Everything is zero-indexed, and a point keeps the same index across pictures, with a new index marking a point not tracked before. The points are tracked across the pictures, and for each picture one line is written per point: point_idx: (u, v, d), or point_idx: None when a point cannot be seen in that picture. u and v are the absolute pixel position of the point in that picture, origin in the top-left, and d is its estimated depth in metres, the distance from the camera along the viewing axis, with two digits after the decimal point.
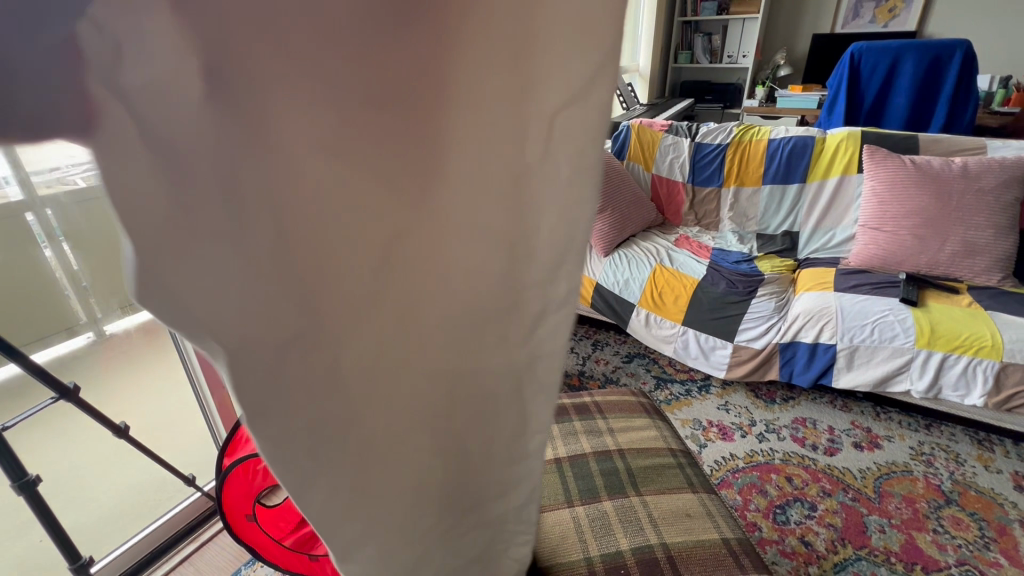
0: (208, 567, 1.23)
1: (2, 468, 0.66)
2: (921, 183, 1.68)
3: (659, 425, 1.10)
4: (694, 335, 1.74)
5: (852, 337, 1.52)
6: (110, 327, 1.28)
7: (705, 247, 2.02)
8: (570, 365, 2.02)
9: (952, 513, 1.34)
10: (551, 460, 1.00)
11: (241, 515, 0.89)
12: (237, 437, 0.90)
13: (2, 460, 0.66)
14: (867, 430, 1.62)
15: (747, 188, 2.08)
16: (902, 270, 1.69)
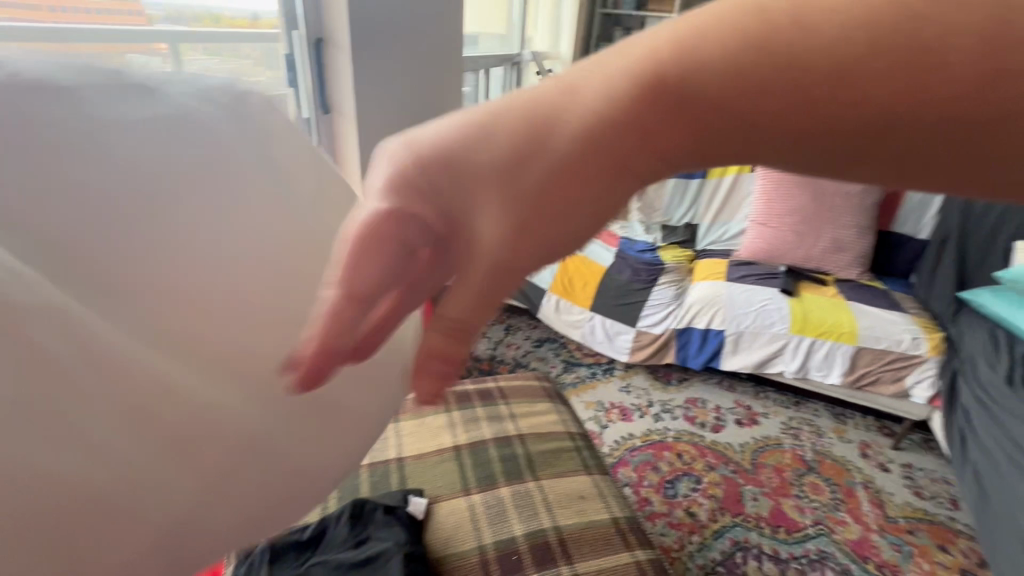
0: None
1: None
2: (800, 185, 1.86)
3: (560, 410, 1.12)
4: (599, 320, 1.80)
5: (738, 323, 1.65)
6: None
7: (614, 235, 2.07)
8: (481, 350, 2.02)
9: (813, 480, 1.51)
10: (450, 447, 0.98)
11: None
12: None
13: None
14: (748, 408, 1.77)
15: (654, 180, 2.17)
16: (782, 263, 1.86)
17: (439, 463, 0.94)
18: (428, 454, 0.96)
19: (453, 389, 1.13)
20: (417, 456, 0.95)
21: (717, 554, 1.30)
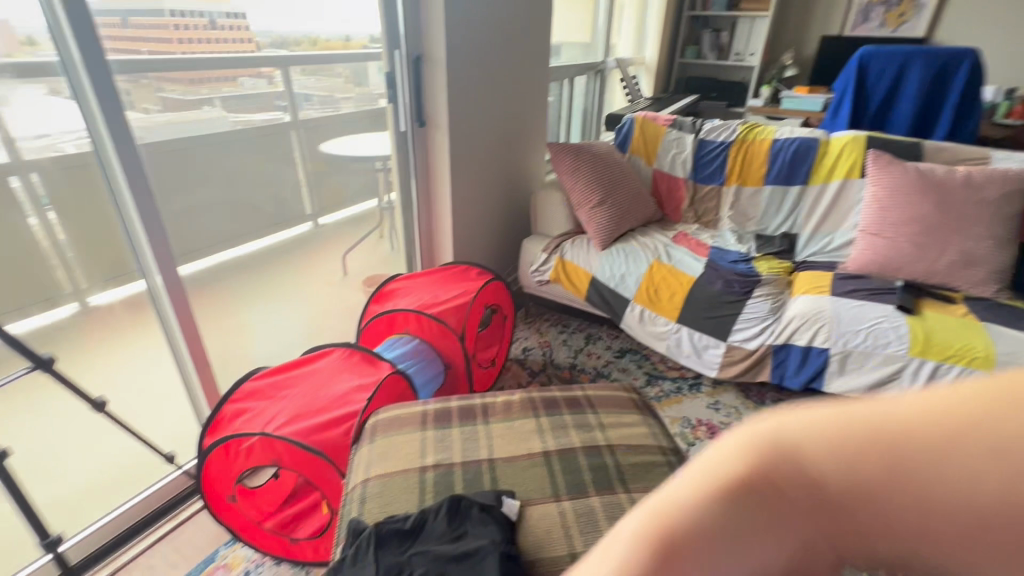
0: (184, 547, 1.24)
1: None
2: (922, 191, 1.67)
3: (649, 422, 1.09)
4: (687, 333, 1.74)
5: (846, 342, 1.51)
6: (93, 299, 1.53)
7: (703, 244, 1.99)
8: (562, 357, 2.02)
9: None
10: (539, 452, 0.99)
11: (221, 496, 1.14)
12: (220, 416, 1.15)
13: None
14: None
15: (748, 187, 2.07)
16: (899, 277, 1.68)
17: (530, 467, 0.95)
18: (518, 457, 0.98)
19: (541, 395, 1.14)
20: (508, 458, 0.98)
21: None
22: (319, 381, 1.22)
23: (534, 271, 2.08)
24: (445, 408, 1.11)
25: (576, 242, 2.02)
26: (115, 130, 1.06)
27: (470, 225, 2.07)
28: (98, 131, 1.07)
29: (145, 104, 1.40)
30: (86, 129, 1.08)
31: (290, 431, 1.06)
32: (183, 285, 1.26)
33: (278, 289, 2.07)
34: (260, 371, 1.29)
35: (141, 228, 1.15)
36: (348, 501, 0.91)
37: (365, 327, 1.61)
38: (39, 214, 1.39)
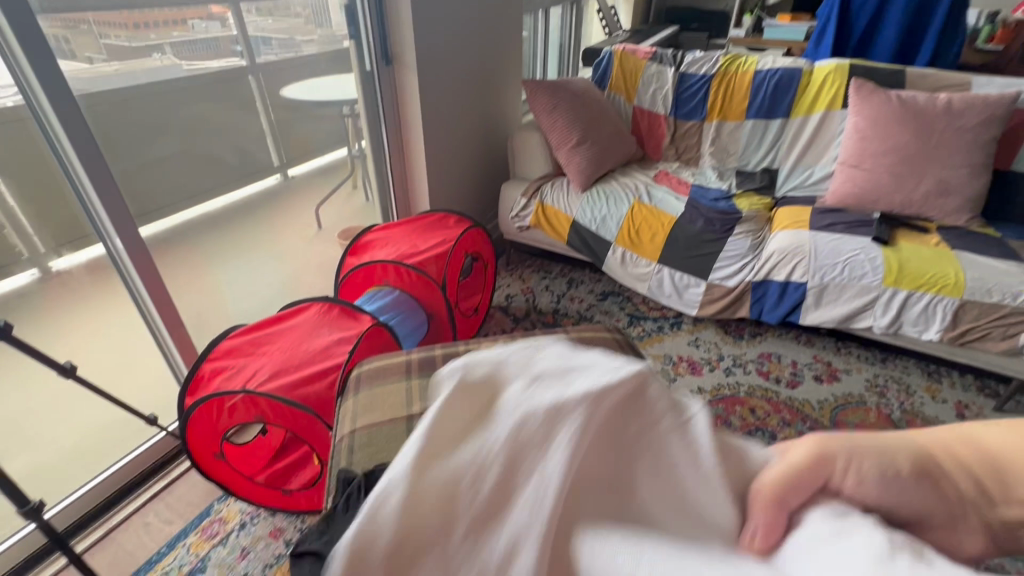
0: (178, 504, 1.25)
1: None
2: (903, 120, 1.65)
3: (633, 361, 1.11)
4: (668, 273, 1.75)
5: (823, 275, 1.54)
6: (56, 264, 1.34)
7: (684, 183, 1.96)
8: (545, 303, 2.02)
9: None
10: None
11: (208, 454, 1.13)
12: (199, 376, 1.13)
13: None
14: (828, 363, 1.69)
15: (730, 122, 2.02)
16: (876, 209, 1.69)
17: None
18: None
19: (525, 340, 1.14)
20: None
21: None
22: (298, 337, 1.20)
23: (514, 217, 2.03)
24: (429, 356, 1.10)
25: (555, 185, 1.97)
26: (44, 75, 0.96)
27: (446, 172, 2.00)
28: (25, 78, 0.97)
29: (87, 55, 1.28)
30: (10, 73, 0.97)
31: (271, 388, 1.04)
32: (144, 245, 1.19)
33: (249, 246, 1.99)
34: (236, 328, 1.26)
35: (90, 185, 1.07)
36: (336, 452, 0.91)
37: (343, 281, 1.57)
38: None
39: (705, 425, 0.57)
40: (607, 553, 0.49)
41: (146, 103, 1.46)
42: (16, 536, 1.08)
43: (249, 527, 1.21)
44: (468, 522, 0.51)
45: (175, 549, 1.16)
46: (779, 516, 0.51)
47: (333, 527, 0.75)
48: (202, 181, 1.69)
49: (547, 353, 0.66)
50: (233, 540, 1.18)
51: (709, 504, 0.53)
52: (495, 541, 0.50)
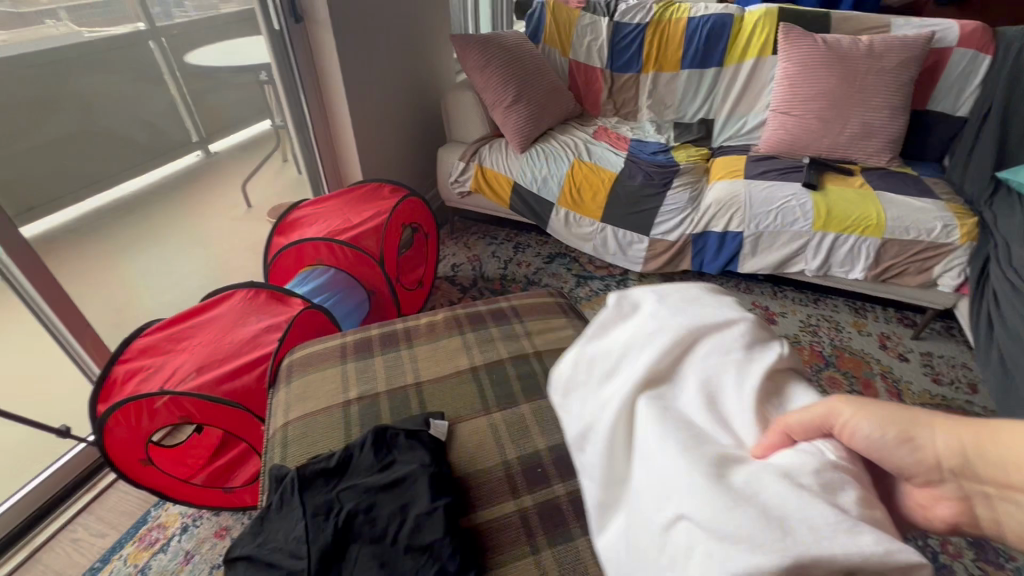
0: (111, 515, 1.18)
1: None
2: (829, 64, 1.67)
3: (576, 323, 1.10)
4: (612, 231, 1.74)
5: (758, 224, 1.57)
6: None
7: (624, 138, 1.93)
8: (492, 270, 1.98)
9: (831, 374, 1.51)
10: (467, 368, 0.97)
11: (133, 461, 1.05)
12: (110, 380, 1.02)
13: None
14: (766, 308, 1.76)
15: (666, 73, 1.99)
16: (806, 155, 1.73)
17: (458, 383, 0.94)
18: (445, 377, 0.96)
19: (465, 311, 1.11)
20: (435, 378, 0.95)
21: None
22: (222, 328, 1.11)
23: (453, 183, 1.95)
24: (365, 337, 1.05)
25: (493, 146, 1.89)
26: None
27: (377, 140, 1.88)
28: None
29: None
30: None
31: (194, 387, 0.97)
32: (29, 244, 1.05)
33: (165, 232, 1.83)
34: (151, 324, 1.14)
35: None
36: (269, 448, 0.86)
37: (271, 263, 1.46)
38: None
39: (763, 377, 0.50)
40: (656, 415, 0.49)
41: (28, 76, 1.27)
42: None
43: (191, 529, 1.15)
44: (601, 368, 0.56)
45: (111, 562, 1.09)
46: (778, 433, 0.45)
47: (268, 528, 0.71)
48: (99, 164, 1.52)
49: (693, 289, 0.63)
50: (175, 545, 1.12)
51: (740, 422, 0.48)
52: (608, 387, 0.54)
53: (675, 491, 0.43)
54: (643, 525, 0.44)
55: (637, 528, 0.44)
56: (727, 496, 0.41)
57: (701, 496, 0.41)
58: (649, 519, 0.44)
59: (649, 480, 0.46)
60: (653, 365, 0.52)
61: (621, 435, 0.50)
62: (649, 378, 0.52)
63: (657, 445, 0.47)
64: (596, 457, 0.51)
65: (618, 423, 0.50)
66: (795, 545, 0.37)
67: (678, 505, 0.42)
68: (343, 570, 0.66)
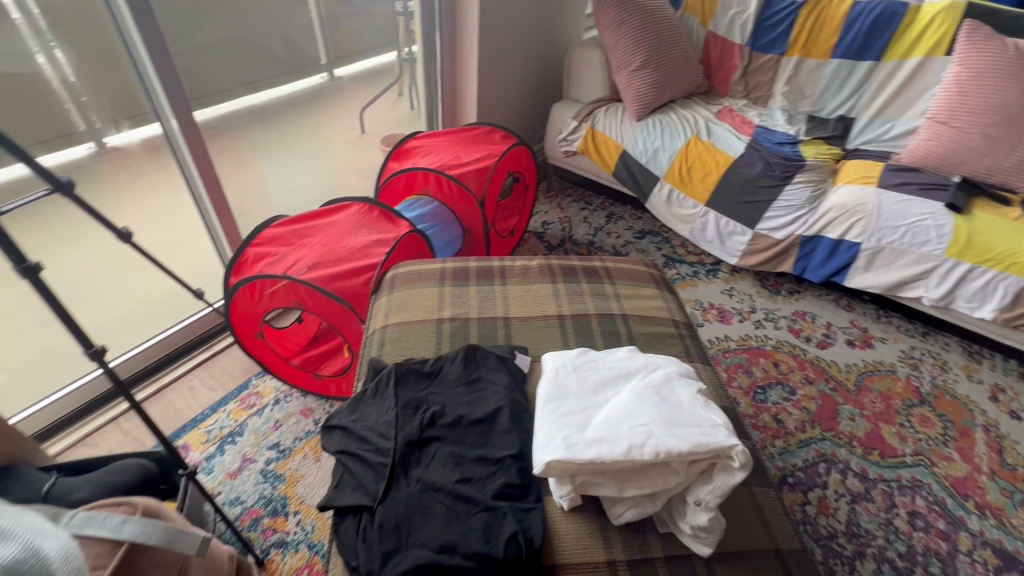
0: (221, 372, 1.36)
1: (74, 334, 0.73)
2: (1013, 75, 1.47)
3: (666, 297, 1.10)
4: (714, 217, 1.69)
5: (881, 238, 1.45)
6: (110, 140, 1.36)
7: (749, 122, 1.78)
8: (581, 234, 1.99)
9: (922, 413, 1.40)
10: (554, 315, 1.00)
11: (249, 333, 1.20)
12: (242, 259, 1.16)
13: (71, 326, 0.73)
14: (864, 329, 1.65)
15: (811, 61, 1.83)
16: (956, 173, 1.55)
17: (543, 327, 0.98)
18: (533, 318, 1.00)
19: (560, 262, 1.14)
20: (523, 318, 0.99)
21: (799, 460, 1.28)
22: (337, 233, 1.21)
23: (561, 140, 1.94)
24: (463, 267, 1.11)
25: (610, 110, 1.85)
26: None
27: (497, 85, 1.90)
28: None
29: None
30: None
31: (311, 278, 1.08)
32: (199, 126, 1.19)
33: (291, 140, 1.99)
34: (279, 218, 1.27)
35: (152, 65, 1.06)
36: (368, 344, 0.96)
37: (384, 184, 1.56)
38: (46, 51, 1.15)
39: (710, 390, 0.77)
40: (638, 391, 0.75)
41: None
42: (86, 378, 1.23)
43: (282, 403, 1.31)
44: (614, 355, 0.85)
45: (218, 412, 1.27)
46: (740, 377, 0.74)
47: (363, 408, 0.81)
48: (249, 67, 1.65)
49: None
50: (268, 412, 1.28)
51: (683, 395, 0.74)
52: (614, 365, 0.83)
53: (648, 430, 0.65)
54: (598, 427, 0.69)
55: (619, 422, 0.68)
56: (681, 431, 0.65)
57: (658, 409, 0.70)
58: (618, 429, 0.67)
59: (628, 407, 0.71)
60: (652, 377, 0.78)
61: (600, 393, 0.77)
62: (643, 377, 0.79)
63: (637, 405, 0.71)
64: (575, 381, 0.80)
65: (603, 389, 0.78)
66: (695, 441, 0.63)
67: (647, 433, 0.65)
68: (422, 459, 0.74)
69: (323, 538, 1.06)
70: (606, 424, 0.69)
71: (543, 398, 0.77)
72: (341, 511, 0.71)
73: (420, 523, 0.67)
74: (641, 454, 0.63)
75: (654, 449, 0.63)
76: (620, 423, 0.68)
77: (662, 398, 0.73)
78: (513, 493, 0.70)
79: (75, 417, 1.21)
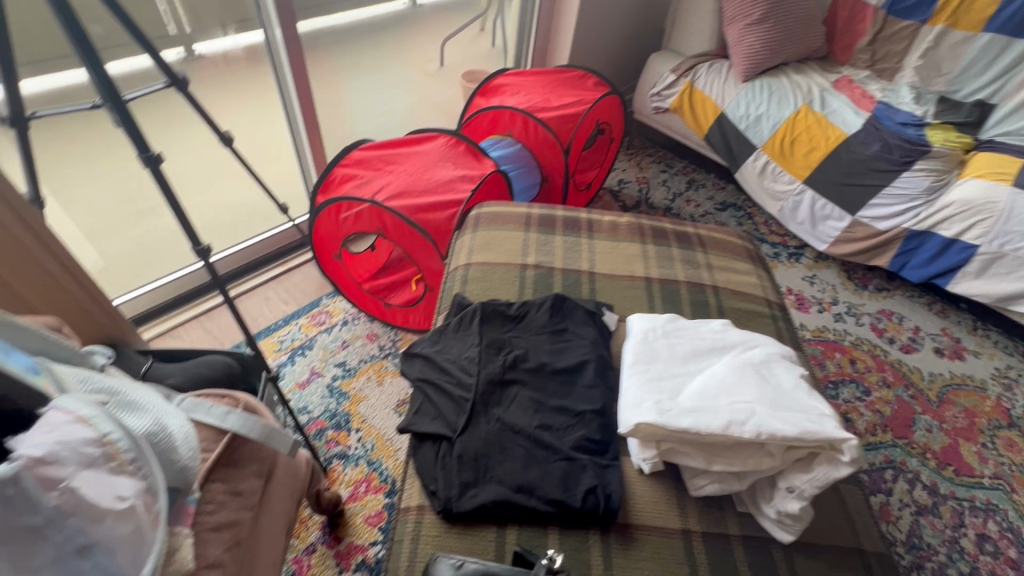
0: (294, 288, 1.41)
1: (184, 231, 0.75)
2: None
3: (760, 274, 1.03)
4: (811, 197, 1.57)
5: (1004, 243, 1.29)
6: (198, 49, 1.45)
7: (870, 97, 1.60)
8: (658, 198, 1.89)
9: (1009, 436, 1.30)
10: (641, 277, 0.96)
11: (328, 252, 1.22)
12: (330, 179, 1.16)
13: (182, 222, 0.74)
14: (956, 340, 1.52)
15: (957, 32, 1.59)
16: None
17: (629, 287, 0.94)
18: (620, 276, 0.96)
19: (651, 223, 1.08)
20: (608, 275, 0.95)
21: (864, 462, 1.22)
22: (423, 164, 1.18)
23: (654, 94, 1.82)
24: (550, 215, 1.07)
25: (714, 67, 1.71)
26: None
27: (595, 27, 1.78)
28: None
29: None
30: None
31: (396, 206, 1.07)
32: (300, 37, 1.16)
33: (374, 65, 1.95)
34: (366, 141, 1.25)
35: None
36: (450, 279, 0.95)
37: (468, 119, 1.51)
38: None
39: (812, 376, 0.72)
40: (736, 367, 0.71)
41: None
42: (174, 276, 1.30)
43: (350, 325, 1.34)
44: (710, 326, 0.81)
45: (290, 324, 1.32)
46: None
47: (445, 340, 0.81)
48: None
49: None
50: (336, 332, 1.32)
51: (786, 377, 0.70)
52: (710, 335, 0.79)
53: (749, 408, 0.62)
54: (693, 397, 0.66)
55: (717, 396, 0.65)
56: (783, 414, 0.61)
57: (760, 390, 0.66)
58: (716, 403, 0.64)
59: (725, 381, 0.68)
60: (751, 355, 0.74)
61: (692, 362, 0.74)
62: (741, 353, 0.75)
63: (735, 381, 0.68)
64: (667, 346, 0.77)
65: (697, 359, 0.75)
66: (802, 425, 0.60)
67: (749, 411, 0.62)
68: (502, 400, 0.74)
69: (381, 457, 1.11)
70: (702, 395, 0.66)
71: (631, 359, 0.75)
72: (420, 436, 0.72)
73: (499, 461, 0.67)
74: (740, 432, 0.60)
75: (755, 429, 0.60)
76: (719, 397, 0.65)
77: (763, 378, 0.69)
78: (592, 447, 0.69)
79: (163, 310, 1.29)
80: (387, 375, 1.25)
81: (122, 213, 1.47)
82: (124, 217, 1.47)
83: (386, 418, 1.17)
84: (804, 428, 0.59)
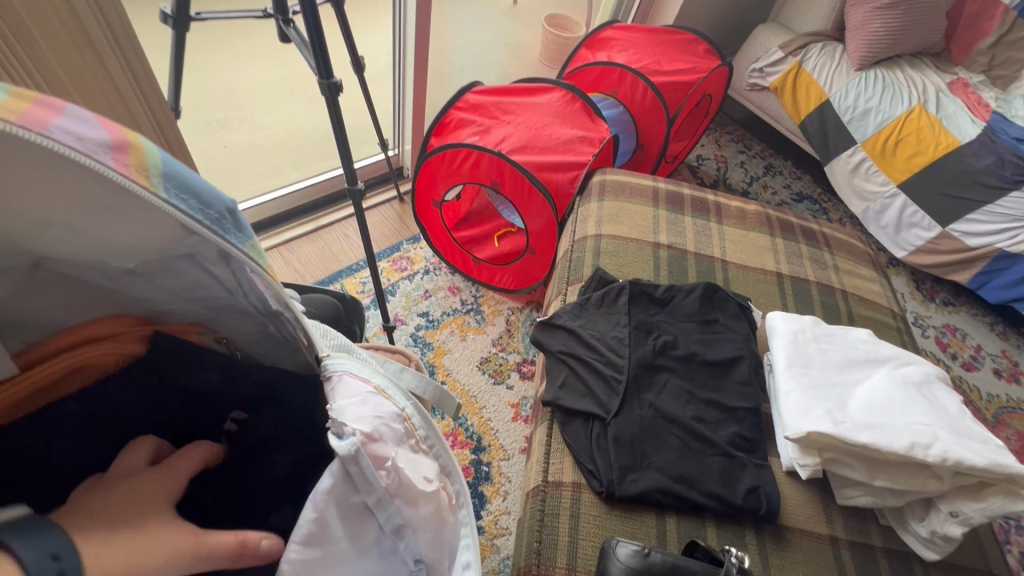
0: (374, 228, 1.35)
1: (344, 169, 0.70)
2: None
3: (883, 283, 1.01)
4: (903, 202, 1.53)
5: None
6: None
7: (985, 105, 1.53)
8: (735, 179, 1.83)
9: None
10: (773, 272, 0.93)
11: (427, 198, 1.17)
12: (444, 122, 1.10)
13: (343, 158, 0.69)
14: (1015, 363, 1.53)
15: None
16: None
17: (762, 281, 0.92)
18: (752, 269, 0.93)
19: (778, 215, 1.04)
20: (740, 265, 0.93)
21: None
22: (541, 117, 1.11)
23: (755, 70, 1.73)
24: (677, 192, 1.03)
25: (828, 49, 1.62)
26: None
27: None
28: None
29: None
30: None
31: (519, 161, 1.01)
32: None
33: None
34: (478, 84, 1.18)
35: None
36: (579, 248, 0.91)
37: (572, 71, 1.42)
38: None
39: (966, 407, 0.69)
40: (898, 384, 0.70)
41: None
42: (254, 202, 1.25)
43: (431, 274, 1.31)
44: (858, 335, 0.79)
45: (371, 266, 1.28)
46: None
47: (589, 316, 0.79)
48: None
49: None
50: (418, 280, 1.29)
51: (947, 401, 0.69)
52: (861, 345, 0.77)
53: (930, 434, 0.62)
54: (863, 413, 0.65)
55: (888, 414, 0.65)
56: (965, 444, 0.61)
57: (932, 413, 0.65)
58: (891, 422, 0.64)
59: (893, 398, 0.67)
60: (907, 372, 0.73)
61: (848, 372, 0.73)
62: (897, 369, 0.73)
63: (904, 400, 0.67)
64: (821, 351, 0.75)
65: (852, 369, 0.74)
66: (986, 457, 0.59)
67: (931, 436, 0.61)
68: (653, 385, 0.72)
69: (466, 413, 1.11)
70: (872, 410, 0.66)
71: (784, 361, 0.74)
72: (568, 412, 0.71)
73: (655, 449, 0.67)
74: (924, 455, 0.60)
75: (938, 455, 0.60)
76: (892, 414, 0.65)
77: (929, 399, 0.68)
78: (745, 445, 0.69)
79: None
80: (470, 331, 1.23)
81: (194, 124, 1.37)
82: (196, 128, 1.37)
83: (470, 374, 1.16)
84: (988, 461, 0.59)
